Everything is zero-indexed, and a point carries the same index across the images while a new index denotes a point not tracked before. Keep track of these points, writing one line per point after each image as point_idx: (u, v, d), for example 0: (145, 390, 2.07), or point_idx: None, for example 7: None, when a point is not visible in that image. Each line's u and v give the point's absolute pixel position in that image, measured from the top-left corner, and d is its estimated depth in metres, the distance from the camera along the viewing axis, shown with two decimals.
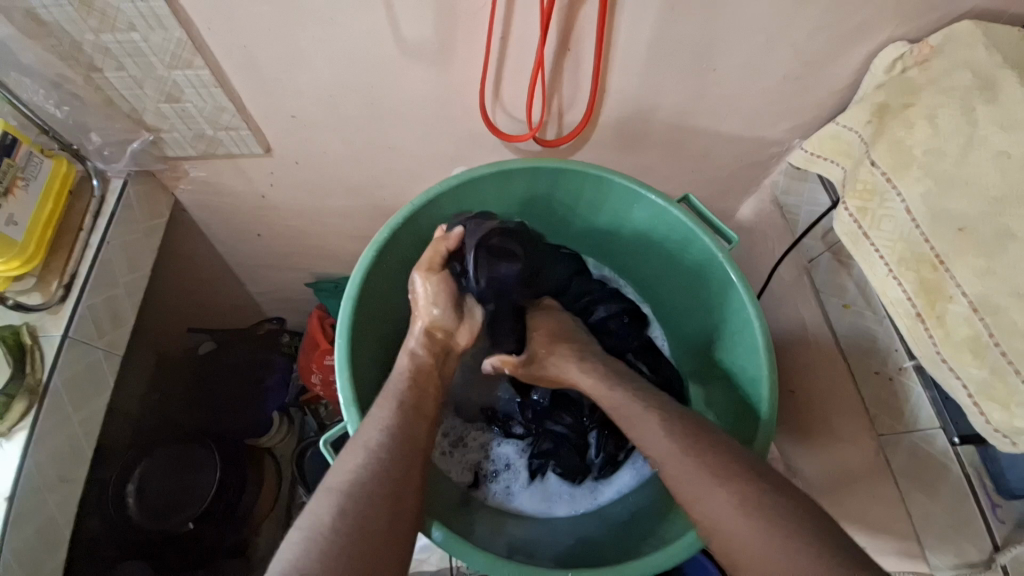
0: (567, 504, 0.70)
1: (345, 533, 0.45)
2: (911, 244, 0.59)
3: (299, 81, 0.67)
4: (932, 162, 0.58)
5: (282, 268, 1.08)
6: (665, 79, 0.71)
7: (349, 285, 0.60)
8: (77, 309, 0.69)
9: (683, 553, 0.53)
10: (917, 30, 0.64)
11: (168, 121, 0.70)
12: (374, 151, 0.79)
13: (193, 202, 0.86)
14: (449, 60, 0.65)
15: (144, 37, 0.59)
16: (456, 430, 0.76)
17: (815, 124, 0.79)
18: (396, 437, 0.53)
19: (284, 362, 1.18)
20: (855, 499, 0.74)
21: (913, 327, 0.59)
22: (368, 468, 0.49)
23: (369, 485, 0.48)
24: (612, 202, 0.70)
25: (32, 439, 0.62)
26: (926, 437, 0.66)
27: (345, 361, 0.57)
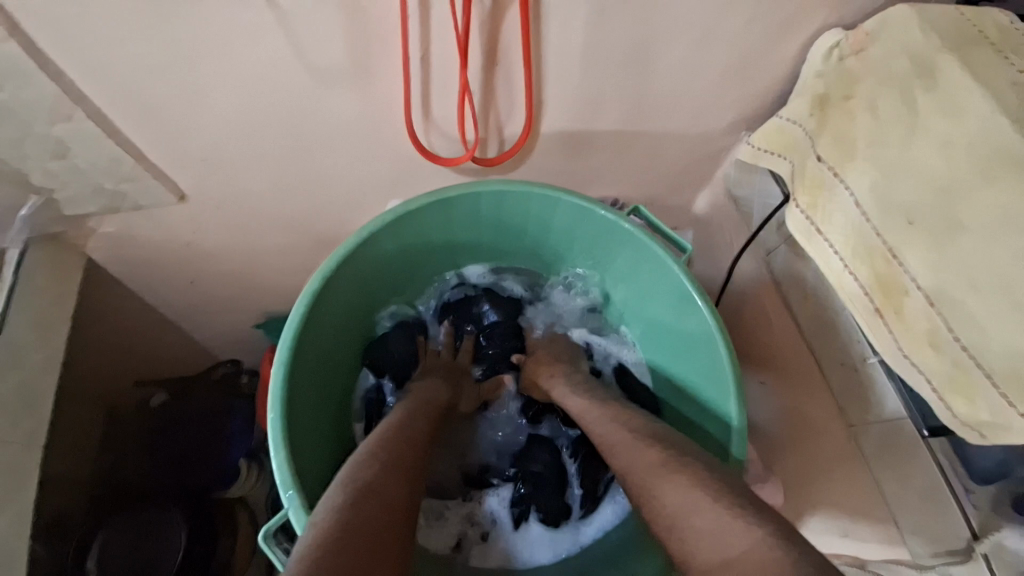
0: (551, 548, 0.67)
1: (353, 532, 0.41)
2: (864, 236, 0.58)
3: (204, 123, 0.60)
4: (876, 152, 0.57)
5: (226, 311, 1.01)
6: (604, 85, 0.67)
7: (280, 346, 0.54)
8: None
9: None
10: (851, 16, 0.63)
11: (59, 180, 0.62)
12: (303, 185, 0.73)
13: (109, 258, 0.78)
14: (369, 84, 0.60)
15: (11, 95, 0.52)
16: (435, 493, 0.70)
17: (758, 115, 0.78)
18: (398, 460, 0.52)
19: (244, 405, 1.11)
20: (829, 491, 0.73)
21: (873, 323, 0.58)
22: (375, 478, 0.48)
23: (377, 494, 0.46)
24: (560, 220, 0.66)
25: None
26: (894, 426, 0.67)
27: (280, 439, 0.51)
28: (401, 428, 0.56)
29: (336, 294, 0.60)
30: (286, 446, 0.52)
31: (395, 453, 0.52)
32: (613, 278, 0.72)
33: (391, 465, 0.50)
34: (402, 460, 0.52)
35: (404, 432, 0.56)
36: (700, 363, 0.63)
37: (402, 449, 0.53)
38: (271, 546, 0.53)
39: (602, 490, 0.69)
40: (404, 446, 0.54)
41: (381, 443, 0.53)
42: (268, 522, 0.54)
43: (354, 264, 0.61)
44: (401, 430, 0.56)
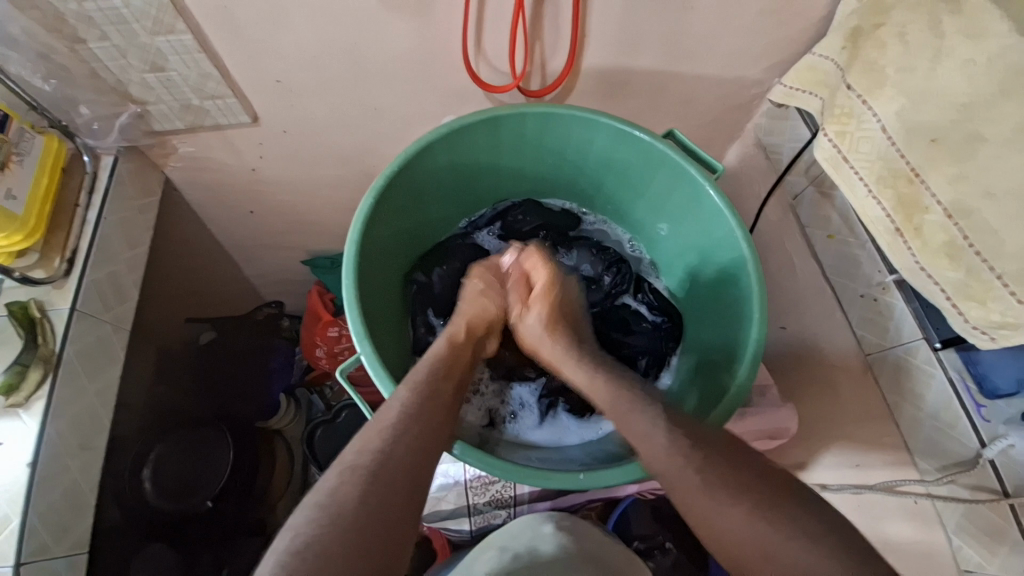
0: (577, 435, 0.72)
1: (353, 524, 0.45)
2: (889, 161, 0.62)
3: (282, 42, 0.67)
4: (904, 79, 0.60)
5: (277, 247, 1.08)
6: (644, 20, 0.72)
7: (352, 230, 0.61)
8: (82, 284, 0.69)
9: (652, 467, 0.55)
10: None
11: (154, 92, 0.70)
12: (361, 115, 0.79)
13: (184, 179, 0.86)
14: (430, 10, 0.65)
15: (125, 3, 0.59)
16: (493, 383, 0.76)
17: (791, 61, 0.81)
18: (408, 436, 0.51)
19: (285, 345, 1.17)
20: (834, 426, 0.77)
21: (893, 242, 0.63)
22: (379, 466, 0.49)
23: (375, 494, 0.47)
24: (600, 144, 0.71)
25: (49, 407, 0.62)
26: (910, 349, 0.70)
27: (353, 301, 0.58)
28: (408, 440, 0.51)
29: (396, 197, 0.67)
30: (359, 305, 0.59)
31: (390, 482, 0.48)
32: (644, 205, 0.78)
33: (383, 503, 0.47)
34: (399, 487, 0.49)
35: (414, 442, 0.51)
36: (723, 280, 0.69)
37: (404, 471, 0.49)
38: (344, 384, 0.62)
39: None
40: (406, 462, 0.50)
41: (374, 464, 0.49)
42: (346, 364, 0.62)
43: (413, 171, 0.67)
44: (411, 438, 0.51)
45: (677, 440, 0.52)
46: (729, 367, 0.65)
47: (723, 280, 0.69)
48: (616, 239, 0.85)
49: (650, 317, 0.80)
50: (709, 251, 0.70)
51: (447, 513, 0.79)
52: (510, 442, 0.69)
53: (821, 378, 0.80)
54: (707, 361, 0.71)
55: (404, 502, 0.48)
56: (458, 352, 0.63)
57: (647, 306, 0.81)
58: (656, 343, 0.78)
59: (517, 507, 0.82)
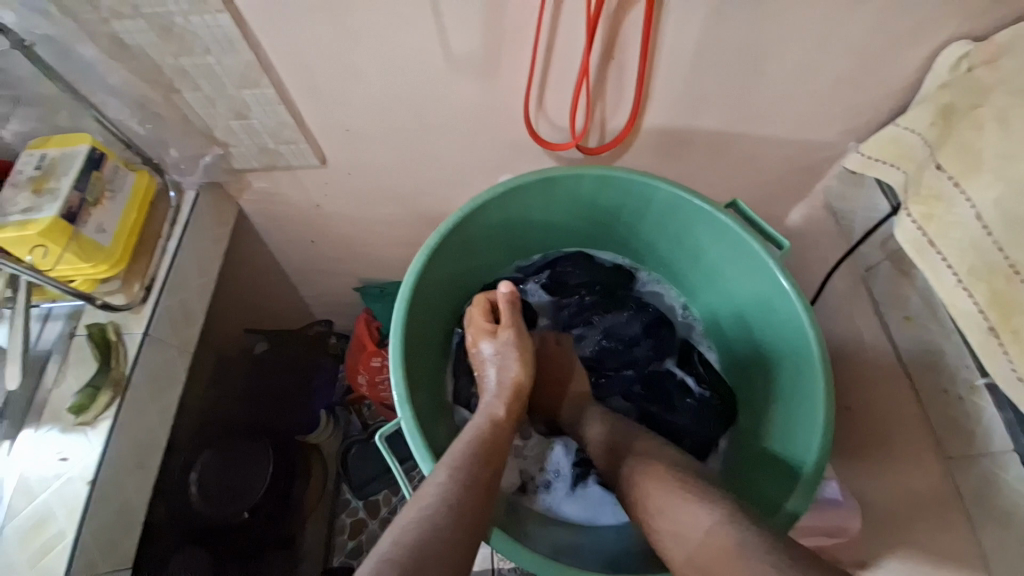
0: (612, 514, 0.69)
1: None
2: (983, 252, 0.56)
3: (353, 96, 0.71)
4: (1004, 165, 0.55)
5: (331, 272, 1.12)
6: (710, 84, 0.70)
7: (402, 287, 0.63)
8: (156, 310, 0.75)
9: None
10: (985, 27, 0.61)
11: (236, 136, 0.76)
12: (421, 162, 0.82)
13: (255, 210, 0.92)
14: (494, 70, 0.67)
15: (217, 60, 0.65)
16: (526, 451, 0.75)
17: (871, 126, 0.76)
18: (450, 517, 0.49)
19: (330, 364, 1.24)
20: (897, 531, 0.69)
21: (985, 343, 0.56)
22: (422, 549, 0.46)
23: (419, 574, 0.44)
24: (658, 208, 0.69)
25: (113, 426, 0.67)
26: (1000, 463, 0.62)
27: (398, 358, 0.59)
28: (450, 517, 0.49)
29: (449, 251, 0.68)
30: (402, 366, 0.60)
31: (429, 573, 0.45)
32: (700, 272, 0.74)
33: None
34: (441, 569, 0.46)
35: (454, 522, 0.49)
36: (787, 364, 0.64)
37: (443, 562, 0.46)
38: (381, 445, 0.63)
39: None
40: (450, 544, 0.48)
41: (417, 542, 0.47)
42: (384, 426, 0.62)
43: (466, 227, 0.68)
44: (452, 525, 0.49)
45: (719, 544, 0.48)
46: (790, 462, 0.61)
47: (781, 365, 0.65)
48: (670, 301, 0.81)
49: (697, 391, 0.75)
50: (771, 329, 0.66)
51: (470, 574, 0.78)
52: (541, 517, 0.68)
53: (885, 478, 0.72)
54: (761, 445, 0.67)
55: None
56: (497, 429, 0.61)
57: (695, 377, 0.76)
58: (704, 421, 0.72)
59: None
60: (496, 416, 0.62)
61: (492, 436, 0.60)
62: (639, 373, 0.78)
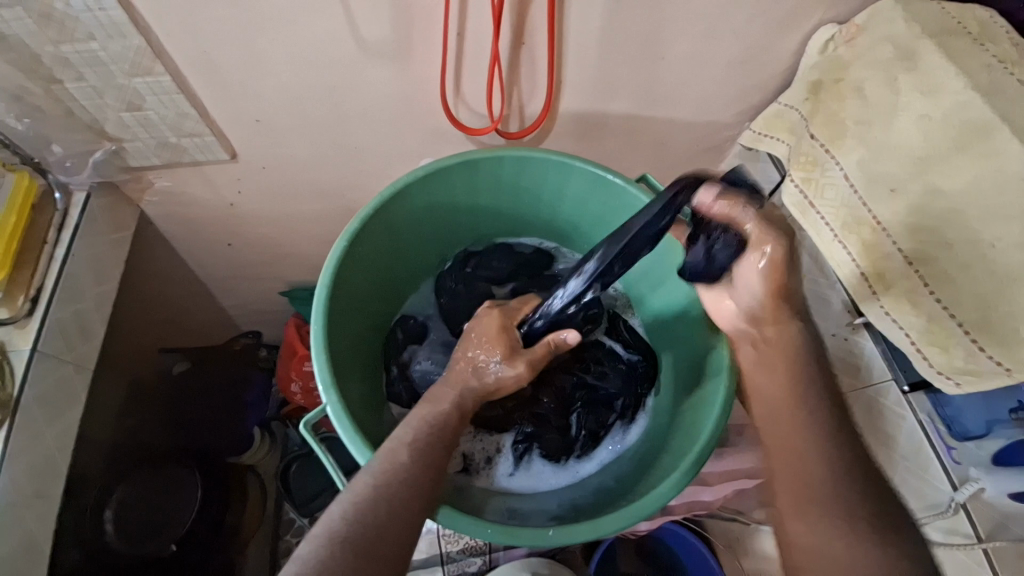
0: (553, 480, 0.72)
1: None
2: (852, 208, 0.64)
3: (261, 85, 0.68)
4: (863, 131, 0.63)
5: (253, 278, 1.06)
6: (618, 71, 0.74)
7: (324, 274, 0.62)
8: (45, 323, 0.68)
9: (650, 508, 0.56)
10: (843, 13, 0.70)
11: (131, 130, 0.70)
12: (341, 153, 0.80)
13: (160, 213, 0.85)
14: (408, 56, 0.67)
15: (102, 46, 0.60)
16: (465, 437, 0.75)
17: (760, 107, 0.84)
18: (390, 498, 0.51)
19: (262, 377, 1.14)
20: None
21: (858, 285, 0.63)
22: (363, 532, 0.49)
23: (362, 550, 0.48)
24: (574, 187, 0.72)
25: (3, 455, 0.60)
26: (880, 390, 0.71)
27: (321, 346, 0.59)
28: (389, 495, 0.51)
29: (373, 238, 0.68)
30: (326, 352, 0.59)
31: (365, 543, 0.48)
32: None
33: (366, 569, 0.47)
34: (384, 547, 0.49)
35: (393, 503, 0.51)
36: (698, 321, 0.69)
37: (381, 529, 0.49)
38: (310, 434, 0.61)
39: (605, 433, 0.75)
40: (391, 523, 0.50)
41: (360, 522, 0.49)
42: (308, 416, 0.61)
43: (389, 212, 0.68)
44: (394, 498, 0.51)
45: None
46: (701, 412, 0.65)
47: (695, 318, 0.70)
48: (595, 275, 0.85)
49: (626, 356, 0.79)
50: (686, 291, 0.71)
51: (420, 564, 0.77)
52: (485, 491, 0.69)
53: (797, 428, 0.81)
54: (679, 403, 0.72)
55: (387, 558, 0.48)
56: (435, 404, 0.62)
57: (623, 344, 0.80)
58: (632, 385, 0.76)
59: (494, 554, 0.79)
60: (465, 387, 0.61)
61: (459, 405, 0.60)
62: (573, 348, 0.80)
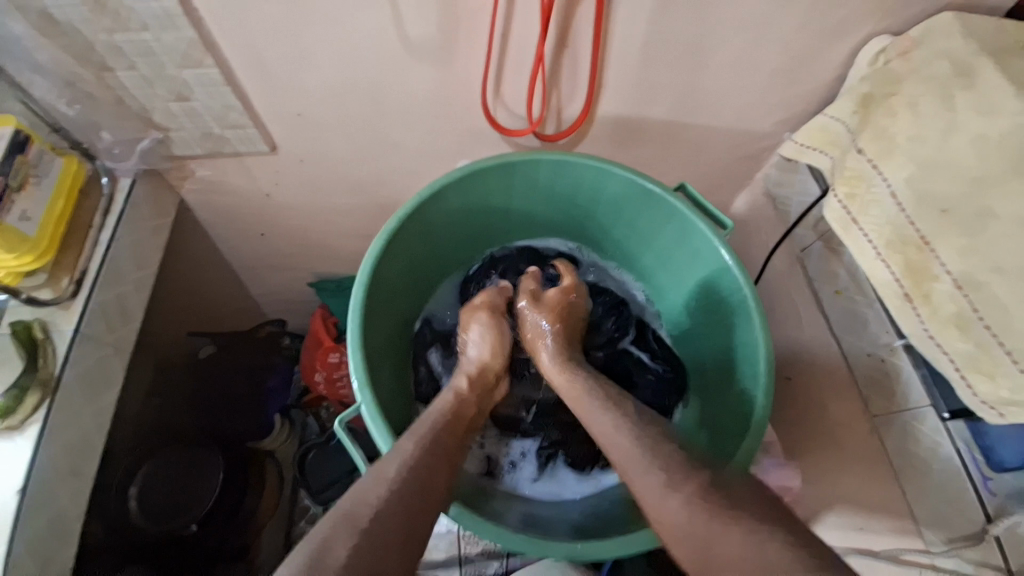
0: (575, 490, 0.72)
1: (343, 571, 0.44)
2: (898, 227, 0.62)
3: (304, 79, 0.69)
4: (915, 147, 0.61)
5: (282, 267, 1.08)
6: (659, 76, 0.73)
7: (361, 272, 0.62)
8: (88, 306, 0.70)
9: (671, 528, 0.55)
10: (898, 24, 0.68)
11: (176, 120, 0.72)
12: (377, 148, 0.80)
13: (197, 201, 0.87)
14: (451, 55, 0.67)
15: (155, 37, 0.61)
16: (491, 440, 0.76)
17: (802, 117, 0.82)
18: (404, 488, 0.51)
19: (285, 365, 1.16)
20: (832, 479, 0.75)
21: (901, 307, 0.62)
22: (373, 516, 0.48)
23: (370, 531, 0.47)
24: (610, 192, 0.72)
25: (42, 432, 0.62)
26: (917, 416, 0.69)
27: (357, 344, 0.59)
28: (404, 486, 0.51)
29: (408, 237, 0.68)
30: (361, 349, 0.60)
31: (379, 527, 0.47)
32: (652, 254, 0.78)
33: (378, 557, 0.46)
34: (393, 531, 0.48)
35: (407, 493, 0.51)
36: (729, 337, 0.69)
37: (395, 516, 0.49)
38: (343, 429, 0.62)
39: None
40: (403, 512, 0.49)
41: (370, 505, 0.49)
42: (345, 411, 0.62)
43: (425, 213, 0.68)
44: (410, 487, 0.51)
45: None
46: (733, 433, 0.65)
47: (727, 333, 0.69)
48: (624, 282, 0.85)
49: (653, 366, 0.79)
50: (719, 305, 0.70)
51: (439, 562, 0.78)
52: (508, 495, 0.70)
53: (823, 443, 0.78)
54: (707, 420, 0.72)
55: (396, 547, 0.48)
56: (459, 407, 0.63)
57: (650, 354, 0.80)
58: (659, 397, 0.76)
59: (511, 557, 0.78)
60: (461, 391, 0.66)
61: (458, 410, 0.63)
62: (601, 357, 0.80)
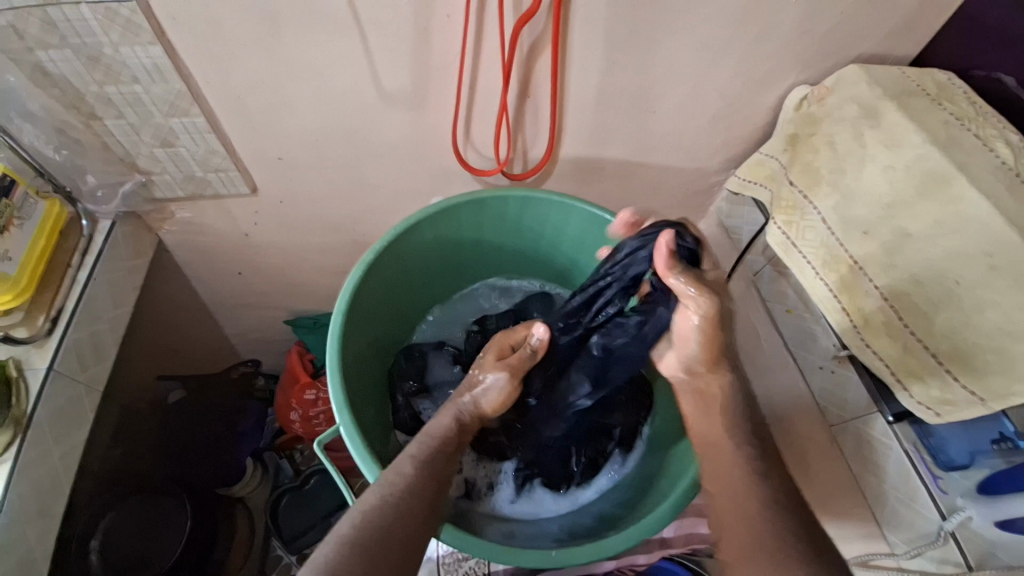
0: (552, 508, 0.74)
1: None
2: (831, 249, 0.69)
3: (286, 126, 0.73)
4: (836, 179, 0.70)
5: (258, 306, 1.09)
6: (613, 121, 0.81)
7: (340, 300, 0.65)
8: (63, 344, 0.70)
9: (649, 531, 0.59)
10: (814, 75, 0.78)
11: (160, 164, 0.75)
12: (355, 189, 0.85)
13: (176, 242, 0.89)
14: (424, 104, 0.73)
15: (145, 89, 0.66)
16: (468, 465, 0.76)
17: (744, 155, 0.91)
18: (400, 512, 0.53)
19: (259, 406, 1.13)
20: None
21: (841, 320, 0.67)
22: (370, 543, 0.50)
23: (369, 557, 0.49)
24: (573, 225, 0.77)
25: (13, 470, 0.60)
26: (868, 421, 0.73)
27: (336, 370, 0.61)
28: (404, 508, 0.53)
29: (385, 268, 0.72)
30: (340, 376, 0.61)
31: (372, 544, 0.50)
32: None
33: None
34: (394, 556, 0.50)
35: (403, 518, 0.53)
36: None
37: (388, 534, 0.51)
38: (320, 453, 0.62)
39: (605, 461, 0.77)
40: (402, 538, 0.51)
41: (368, 534, 0.51)
42: (323, 434, 0.62)
43: (401, 245, 0.72)
44: (407, 509, 0.54)
45: None
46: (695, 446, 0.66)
47: None
48: None
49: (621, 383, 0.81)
50: None
51: None
52: (487, 517, 0.72)
53: None
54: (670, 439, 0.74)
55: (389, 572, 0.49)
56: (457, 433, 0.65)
57: None
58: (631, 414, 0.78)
59: None
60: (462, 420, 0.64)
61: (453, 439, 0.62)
62: None
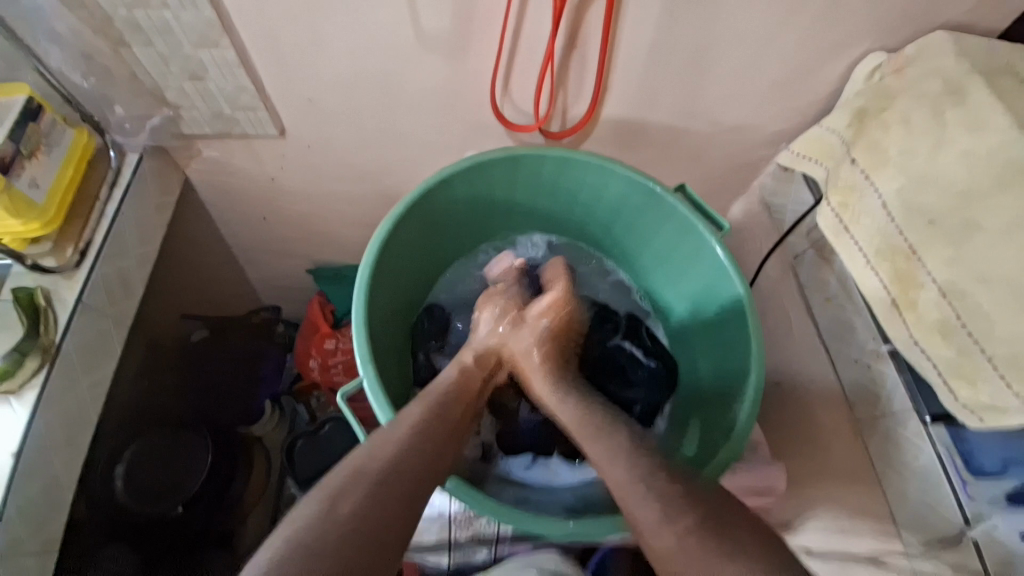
0: (567, 479, 0.73)
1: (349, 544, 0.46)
2: (889, 237, 0.64)
3: (317, 66, 0.70)
4: (906, 161, 0.64)
5: (281, 253, 1.08)
6: (663, 82, 0.76)
7: (368, 253, 0.63)
8: (90, 277, 0.70)
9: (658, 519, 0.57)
10: (894, 43, 0.71)
11: (189, 99, 0.73)
12: (385, 138, 0.81)
13: (202, 182, 0.88)
14: (463, 50, 0.68)
15: (174, 16, 0.62)
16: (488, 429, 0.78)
17: (800, 129, 0.84)
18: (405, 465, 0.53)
19: (279, 353, 1.14)
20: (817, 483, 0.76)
21: (888, 314, 0.64)
22: (375, 495, 0.50)
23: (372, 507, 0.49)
24: (612, 191, 0.73)
25: (41, 398, 0.62)
26: (900, 420, 0.70)
27: (362, 324, 0.60)
28: (410, 461, 0.53)
29: (414, 223, 0.70)
30: (365, 330, 0.60)
31: (386, 495, 0.50)
32: (651, 254, 0.80)
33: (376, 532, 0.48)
34: (393, 507, 0.50)
35: (411, 473, 0.53)
36: (725, 336, 0.70)
37: (404, 487, 0.52)
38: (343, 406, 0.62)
39: None
40: (401, 491, 0.51)
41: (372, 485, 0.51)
42: (346, 387, 0.62)
43: (431, 200, 0.69)
44: (414, 462, 0.53)
45: (665, 502, 0.51)
46: (721, 427, 0.67)
47: (722, 334, 0.71)
48: (622, 280, 0.86)
49: (645, 362, 0.80)
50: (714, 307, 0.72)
51: (427, 545, 0.78)
52: (500, 480, 0.71)
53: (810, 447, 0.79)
54: (693, 416, 0.75)
55: (391, 524, 0.49)
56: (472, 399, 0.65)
57: (642, 350, 0.81)
58: (653, 393, 0.78)
59: (500, 545, 0.80)
60: (474, 380, 0.69)
61: (467, 394, 0.65)
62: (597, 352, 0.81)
